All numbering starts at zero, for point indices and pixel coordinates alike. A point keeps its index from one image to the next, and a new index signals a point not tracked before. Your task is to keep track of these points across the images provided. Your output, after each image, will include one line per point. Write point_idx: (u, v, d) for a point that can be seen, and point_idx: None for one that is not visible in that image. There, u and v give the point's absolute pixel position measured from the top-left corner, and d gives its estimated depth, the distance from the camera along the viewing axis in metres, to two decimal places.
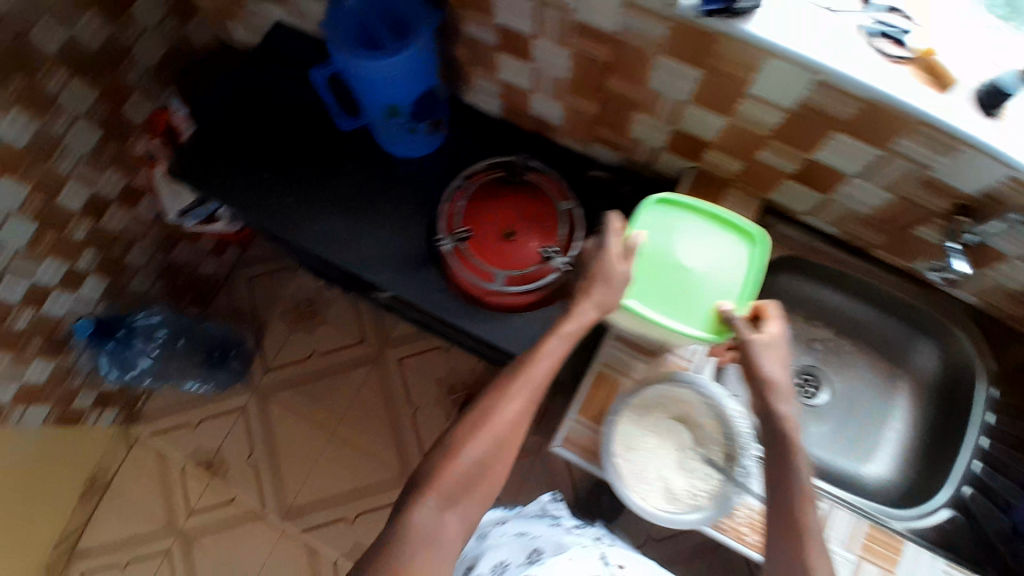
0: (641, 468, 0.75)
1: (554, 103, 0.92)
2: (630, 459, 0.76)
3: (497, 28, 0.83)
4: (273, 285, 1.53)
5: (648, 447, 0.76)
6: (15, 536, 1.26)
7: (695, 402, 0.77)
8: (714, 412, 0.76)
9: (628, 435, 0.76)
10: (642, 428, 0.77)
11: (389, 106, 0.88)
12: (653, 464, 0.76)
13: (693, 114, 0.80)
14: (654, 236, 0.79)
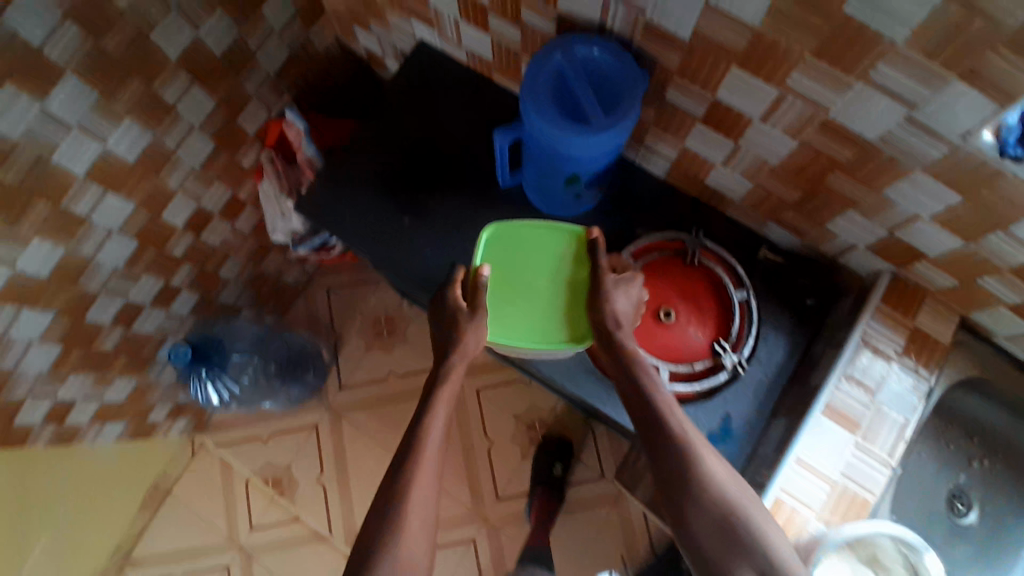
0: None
1: (744, 182, 0.83)
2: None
3: (710, 103, 0.73)
4: (352, 298, 1.47)
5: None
6: (75, 544, 1.21)
7: (890, 548, 0.75)
8: (907, 560, 0.76)
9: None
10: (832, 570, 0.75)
11: (573, 174, 0.79)
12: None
13: (925, 230, 0.71)
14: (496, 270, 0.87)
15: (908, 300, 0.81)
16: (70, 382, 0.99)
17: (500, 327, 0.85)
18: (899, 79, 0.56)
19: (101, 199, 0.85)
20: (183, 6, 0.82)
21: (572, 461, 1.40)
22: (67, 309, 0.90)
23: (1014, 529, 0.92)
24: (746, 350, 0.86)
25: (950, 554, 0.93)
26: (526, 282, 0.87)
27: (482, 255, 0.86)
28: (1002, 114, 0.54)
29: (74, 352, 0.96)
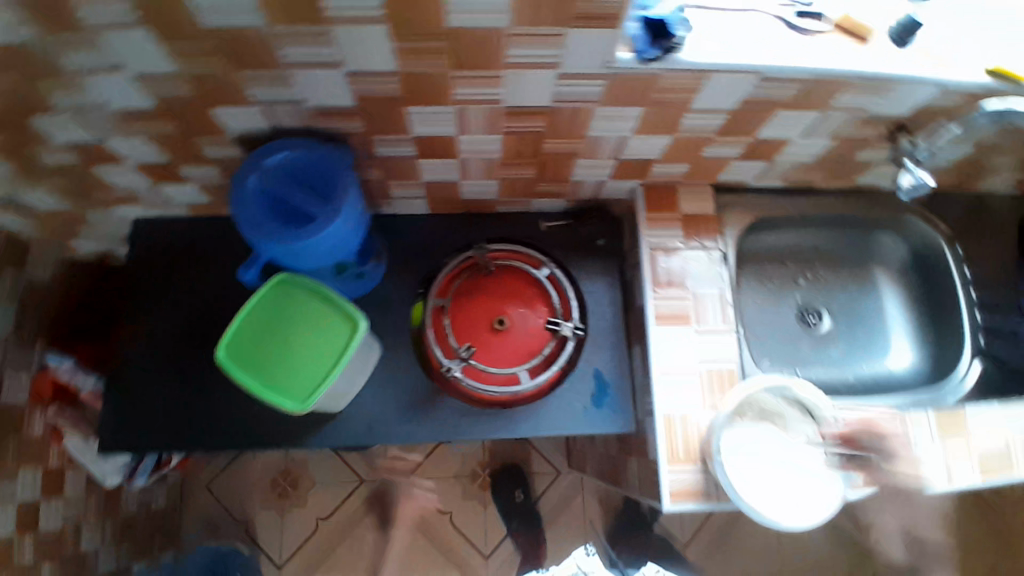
0: (752, 475, 0.76)
1: (491, 181, 0.88)
2: (739, 470, 0.76)
3: (415, 140, 0.77)
4: (239, 476, 1.36)
5: (756, 452, 0.77)
6: None
7: (790, 407, 0.80)
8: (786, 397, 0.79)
9: (731, 448, 0.77)
10: (741, 440, 0.78)
11: (338, 263, 0.79)
12: (763, 463, 0.77)
13: (638, 142, 0.80)
14: (258, 363, 0.74)
15: (666, 198, 0.91)
16: None
17: (309, 382, 0.73)
18: (528, 56, 0.63)
19: None
20: None
21: (526, 482, 1.40)
22: None
23: (864, 309, 0.97)
24: (576, 313, 0.92)
25: (838, 360, 0.94)
26: (284, 336, 0.75)
27: (238, 368, 0.73)
28: (619, 35, 0.61)
29: None
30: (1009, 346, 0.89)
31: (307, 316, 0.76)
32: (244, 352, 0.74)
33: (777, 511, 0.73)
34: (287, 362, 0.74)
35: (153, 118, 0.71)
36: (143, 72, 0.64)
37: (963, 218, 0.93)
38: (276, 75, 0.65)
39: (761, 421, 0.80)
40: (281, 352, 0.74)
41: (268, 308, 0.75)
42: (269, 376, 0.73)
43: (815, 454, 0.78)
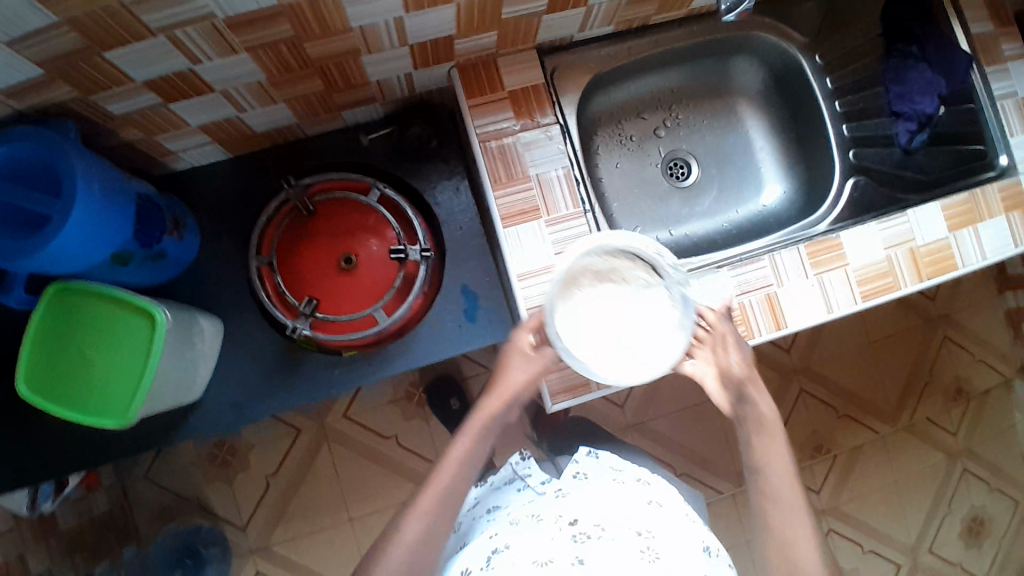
0: (594, 345, 0.66)
1: (276, 107, 0.76)
2: (582, 346, 0.66)
3: (148, 87, 0.63)
4: (173, 461, 1.32)
5: (595, 318, 0.67)
6: None
7: (620, 258, 0.69)
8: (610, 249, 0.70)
9: (569, 325, 0.67)
10: (580, 313, 0.68)
11: (115, 255, 0.70)
12: (601, 329, 0.67)
13: (418, 23, 0.66)
14: (69, 387, 0.67)
15: (485, 77, 0.78)
16: None
17: (128, 393, 0.68)
18: None
19: None
20: None
21: (462, 389, 1.38)
22: None
23: (732, 146, 0.91)
24: (421, 233, 0.85)
25: (709, 209, 0.90)
26: (87, 351, 0.68)
27: (47, 401, 0.67)
28: None
29: None
30: (875, 157, 0.84)
31: (106, 323, 0.68)
32: (47, 380, 0.67)
33: (620, 377, 0.65)
34: (98, 378, 0.68)
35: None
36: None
37: (818, 21, 0.83)
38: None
39: (598, 284, 0.69)
40: (90, 370, 0.68)
41: (56, 324, 0.67)
42: (84, 398, 0.68)
43: (660, 300, 0.68)
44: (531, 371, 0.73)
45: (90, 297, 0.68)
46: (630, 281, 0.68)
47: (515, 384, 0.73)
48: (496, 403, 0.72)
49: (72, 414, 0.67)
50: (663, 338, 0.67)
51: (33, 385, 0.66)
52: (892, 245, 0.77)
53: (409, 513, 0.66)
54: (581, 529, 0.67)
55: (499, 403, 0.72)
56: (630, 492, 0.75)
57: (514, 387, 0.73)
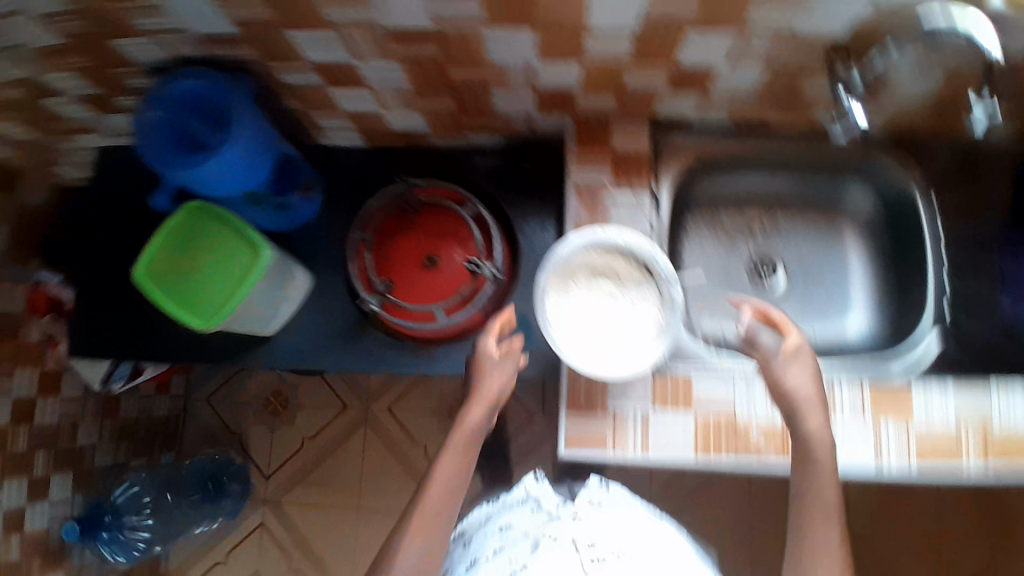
0: (579, 333, 0.76)
1: (411, 112, 0.87)
2: (568, 333, 0.76)
3: (315, 68, 0.76)
4: (234, 393, 1.46)
5: (582, 310, 0.77)
6: None
7: (613, 255, 0.79)
8: (607, 245, 0.78)
9: (559, 313, 0.77)
10: (571, 303, 0.77)
11: (247, 194, 0.84)
12: (588, 319, 0.77)
13: (546, 70, 0.74)
14: (175, 287, 0.78)
15: (598, 132, 0.84)
16: None
17: (219, 304, 0.78)
18: None
19: None
20: None
21: None
22: None
23: (828, 266, 0.89)
24: (499, 254, 0.91)
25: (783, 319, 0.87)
26: (200, 262, 0.79)
27: (154, 291, 0.77)
28: None
29: None
30: (974, 318, 0.79)
31: (222, 244, 0.80)
32: (160, 275, 0.78)
33: (601, 362, 0.74)
34: (200, 285, 0.79)
35: (61, 53, 0.74)
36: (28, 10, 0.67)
37: (946, 167, 0.83)
38: (159, 6, 0.66)
39: (589, 278, 0.79)
40: (196, 277, 0.79)
41: (185, 233, 0.80)
42: (184, 300, 0.78)
43: (646, 299, 0.77)
44: (505, 376, 0.80)
45: (217, 221, 0.80)
46: (620, 281, 0.78)
47: (496, 386, 0.79)
48: (479, 409, 0.76)
49: (169, 310, 0.77)
50: (645, 334, 0.76)
51: (149, 275, 0.77)
52: (965, 414, 0.72)
53: (404, 533, 0.67)
54: (599, 555, 0.63)
55: (481, 409, 0.76)
56: (643, 527, 0.69)
57: (494, 391, 0.78)
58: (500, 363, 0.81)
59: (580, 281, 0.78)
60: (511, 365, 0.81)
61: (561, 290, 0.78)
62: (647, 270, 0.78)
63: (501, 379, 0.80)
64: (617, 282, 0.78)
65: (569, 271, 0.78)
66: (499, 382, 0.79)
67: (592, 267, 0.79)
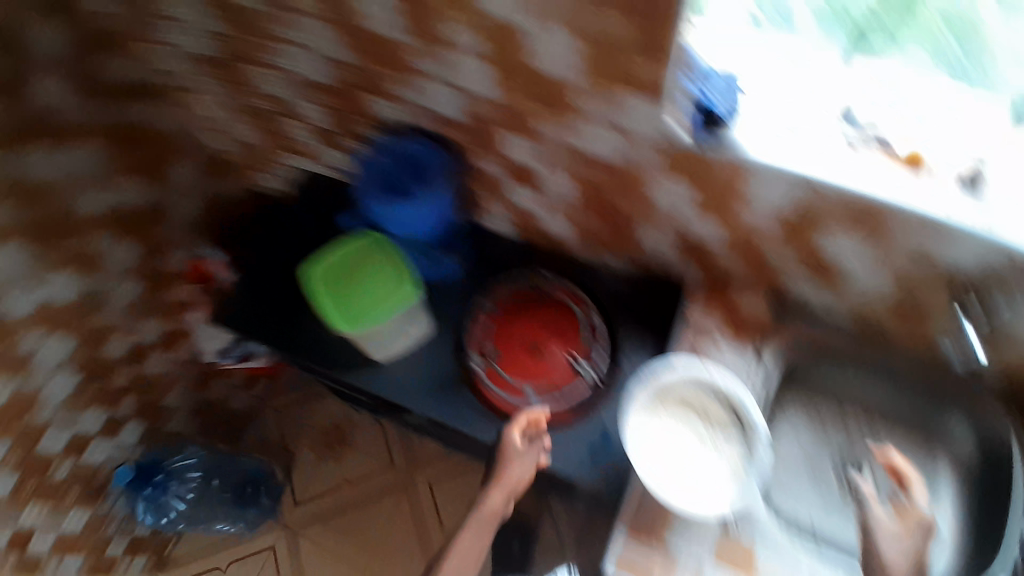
0: (656, 458, 0.80)
1: (562, 219, 0.99)
2: (646, 455, 0.80)
3: (509, 162, 0.93)
4: (300, 416, 1.50)
5: (664, 438, 0.82)
6: None
7: (710, 395, 0.83)
8: (705, 384, 0.83)
9: (643, 434, 0.82)
10: (656, 428, 0.82)
11: (417, 240, 1.00)
12: (668, 447, 0.81)
13: (696, 223, 0.86)
14: (331, 290, 0.93)
15: (724, 289, 0.94)
16: (28, 510, 1.08)
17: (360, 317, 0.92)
18: (598, 110, 0.76)
19: (43, 341, 1.01)
20: (101, 179, 1.03)
21: None
22: (17, 440, 1.01)
23: None
24: (600, 360, 0.98)
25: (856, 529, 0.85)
26: (357, 277, 0.93)
27: (315, 289, 0.92)
28: (669, 113, 0.72)
29: (29, 482, 1.06)
30: None
31: (379, 269, 0.94)
32: (324, 277, 0.93)
33: (670, 492, 0.78)
34: (350, 296, 0.93)
35: (324, 90, 0.96)
36: (325, 53, 0.88)
37: None
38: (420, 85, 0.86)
39: (680, 410, 0.83)
40: (350, 288, 0.93)
41: (355, 252, 0.94)
42: (334, 303, 0.92)
43: (729, 447, 0.81)
44: (526, 468, 0.87)
45: (383, 251, 0.95)
46: (709, 422, 0.82)
47: (518, 478, 0.86)
48: (499, 496, 0.86)
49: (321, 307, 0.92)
50: (719, 479, 0.80)
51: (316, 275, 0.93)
52: None
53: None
54: None
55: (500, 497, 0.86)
56: None
57: (517, 482, 0.87)
58: (522, 455, 0.87)
59: (670, 409, 0.83)
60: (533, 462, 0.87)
61: (650, 413, 0.83)
62: (739, 419, 0.81)
63: (522, 470, 0.87)
64: (705, 423, 0.82)
65: (662, 397, 0.84)
66: (521, 473, 0.87)
67: (685, 400, 0.83)
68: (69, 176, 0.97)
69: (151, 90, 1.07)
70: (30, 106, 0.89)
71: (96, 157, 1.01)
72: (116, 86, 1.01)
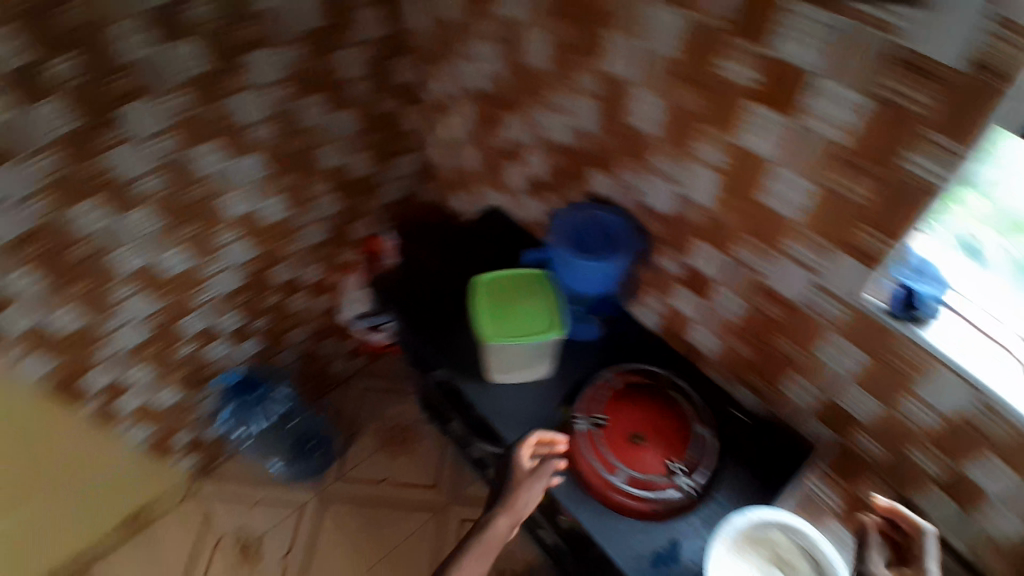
0: None
1: (716, 343, 1.01)
2: None
3: (686, 266, 0.97)
4: (380, 403, 1.59)
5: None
6: (47, 534, 1.26)
7: (801, 558, 0.81)
8: (801, 545, 0.81)
9: (726, 565, 0.80)
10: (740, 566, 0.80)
11: (577, 294, 1.06)
12: None
13: (851, 394, 0.87)
14: (489, 302, 1.02)
15: (850, 469, 0.92)
16: (137, 369, 1.17)
17: (504, 333, 0.99)
18: (807, 254, 0.80)
19: (235, 240, 1.14)
20: (348, 142, 1.20)
21: None
22: (173, 307, 1.14)
23: None
24: (700, 477, 0.94)
25: None
26: (517, 302, 1.02)
27: (478, 294, 1.02)
28: (874, 279, 0.76)
29: (156, 345, 1.16)
30: None
31: (539, 303, 1.02)
32: (491, 290, 1.03)
33: None
34: (503, 313, 1.01)
35: (556, 150, 1.07)
36: (580, 124, 0.99)
37: None
38: (643, 170, 0.94)
39: (768, 559, 0.81)
40: (507, 307, 1.01)
41: (523, 283, 1.04)
42: (488, 314, 1.01)
43: None
44: (532, 493, 0.91)
45: (547, 291, 1.03)
46: None
47: (525, 503, 0.90)
48: (507, 521, 0.88)
49: (476, 310, 1.01)
50: None
51: (485, 286, 1.03)
52: None
53: None
54: None
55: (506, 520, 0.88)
56: None
57: (521, 507, 0.90)
58: (530, 479, 0.91)
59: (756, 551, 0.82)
60: (536, 490, 0.91)
61: (738, 549, 0.81)
62: None
63: (529, 495, 0.91)
64: None
65: (752, 537, 0.83)
66: (529, 499, 0.90)
67: (776, 551, 0.82)
68: (329, 129, 1.15)
69: (413, 94, 1.23)
70: (333, 72, 1.07)
71: (352, 123, 1.17)
72: (400, 84, 1.20)
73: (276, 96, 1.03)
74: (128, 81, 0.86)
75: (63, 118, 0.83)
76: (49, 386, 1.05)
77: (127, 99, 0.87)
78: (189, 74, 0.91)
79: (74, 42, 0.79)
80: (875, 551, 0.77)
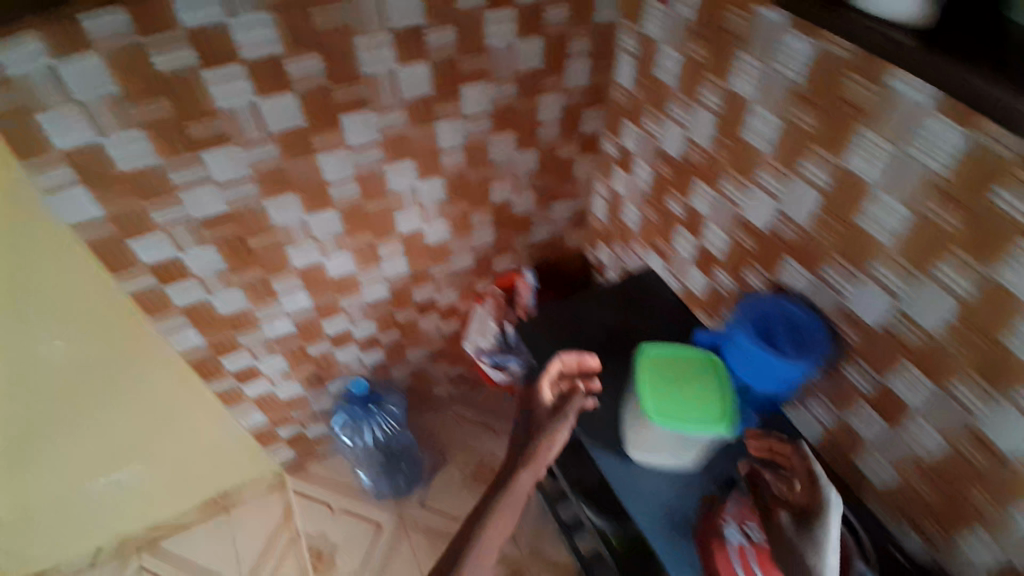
0: None
1: (892, 472, 0.89)
2: None
3: (879, 386, 0.85)
4: (473, 439, 1.55)
5: None
6: (144, 489, 1.30)
7: None
8: None
9: None
10: None
11: (746, 389, 0.94)
12: None
13: None
14: (653, 375, 0.91)
15: None
16: (272, 359, 1.19)
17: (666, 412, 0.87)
18: None
19: (395, 255, 1.15)
20: (520, 180, 1.18)
21: None
22: (320, 306, 1.15)
23: None
24: None
25: None
26: (683, 383, 0.91)
27: (641, 363, 0.92)
28: None
29: (294, 339, 1.18)
30: None
31: (708, 390, 0.90)
32: (656, 362, 0.93)
33: None
34: (667, 390, 0.90)
35: (749, 230, 0.96)
36: (786, 211, 0.88)
37: None
38: (850, 273, 0.82)
39: None
40: (672, 386, 0.90)
41: (692, 364, 0.93)
42: (651, 387, 0.89)
43: None
44: None
45: (719, 378, 0.91)
46: None
47: None
48: None
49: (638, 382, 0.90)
50: None
51: (650, 357, 0.93)
52: None
53: None
54: None
55: None
56: None
57: None
58: None
59: None
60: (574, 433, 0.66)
61: None
62: None
63: None
64: None
65: None
66: None
67: None
68: (510, 167, 1.14)
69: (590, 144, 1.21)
70: (530, 114, 1.07)
71: (533, 162, 1.16)
72: (583, 133, 1.18)
73: (479, 128, 1.04)
74: (359, 91, 0.88)
75: (291, 117, 0.87)
76: (192, 358, 1.10)
77: (354, 108, 0.90)
78: (409, 95, 0.93)
79: (319, 46, 0.82)
80: (785, 510, 0.77)
